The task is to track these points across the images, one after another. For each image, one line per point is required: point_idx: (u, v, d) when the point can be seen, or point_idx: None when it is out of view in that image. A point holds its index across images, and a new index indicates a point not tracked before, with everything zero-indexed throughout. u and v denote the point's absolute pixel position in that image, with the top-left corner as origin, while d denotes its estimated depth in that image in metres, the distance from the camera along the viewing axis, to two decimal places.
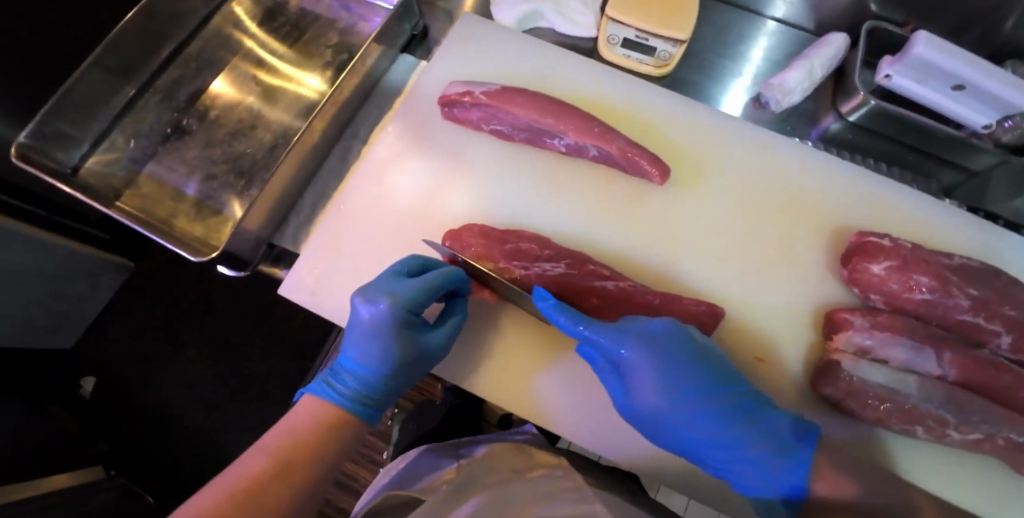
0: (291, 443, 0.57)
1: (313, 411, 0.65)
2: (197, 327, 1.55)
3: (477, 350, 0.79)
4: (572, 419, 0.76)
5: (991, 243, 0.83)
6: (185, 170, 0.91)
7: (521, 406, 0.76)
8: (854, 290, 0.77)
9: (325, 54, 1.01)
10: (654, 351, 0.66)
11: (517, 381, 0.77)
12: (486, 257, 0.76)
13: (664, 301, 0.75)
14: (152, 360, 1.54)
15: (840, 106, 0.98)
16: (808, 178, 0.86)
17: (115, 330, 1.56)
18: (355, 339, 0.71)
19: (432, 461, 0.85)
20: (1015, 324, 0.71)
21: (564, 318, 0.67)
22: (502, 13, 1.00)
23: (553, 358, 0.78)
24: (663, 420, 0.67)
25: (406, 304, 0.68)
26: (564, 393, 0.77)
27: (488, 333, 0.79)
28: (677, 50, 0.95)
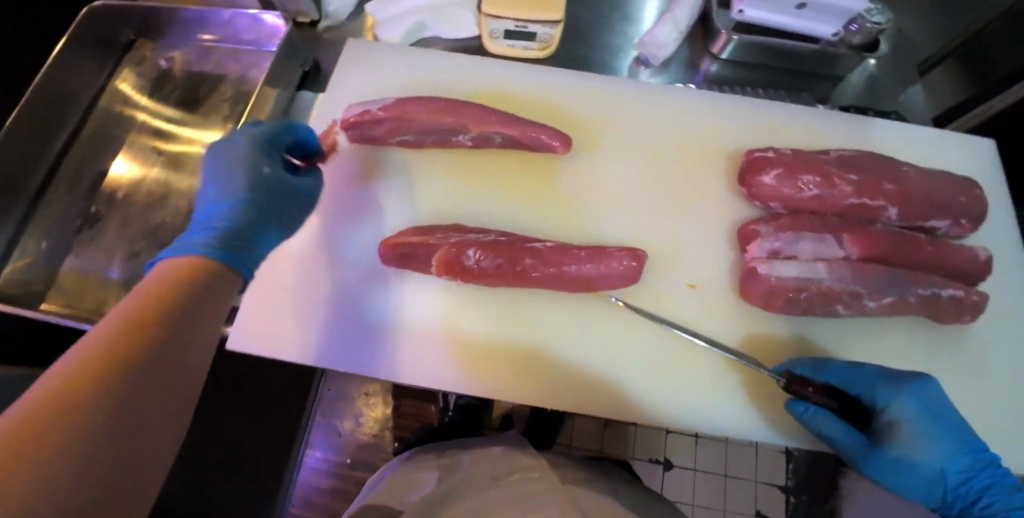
0: (135, 316, 0.42)
1: (162, 266, 0.51)
2: None
3: (438, 344, 0.79)
4: (540, 384, 0.78)
5: (865, 132, 0.92)
6: (107, 255, 0.90)
7: (492, 383, 0.77)
8: (756, 203, 0.85)
9: (223, 109, 1.02)
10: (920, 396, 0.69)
11: (480, 360, 0.79)
12: (415, 233, 0.80)
13: (590, 254, 0.78)
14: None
15: (711, 48, 1.07)
16: (695, 116, 0.94)
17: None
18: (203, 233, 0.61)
19: (410, 472, 0.86)
20: (895, 196, 0.80)
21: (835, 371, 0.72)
22: (385, 32, 1.04)
23: (508, 334, 0.80)
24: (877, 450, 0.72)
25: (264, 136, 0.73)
26: (527, 364, 0.78)
27: (442, 327, 0.80)
28: (555, 31, 1.01)
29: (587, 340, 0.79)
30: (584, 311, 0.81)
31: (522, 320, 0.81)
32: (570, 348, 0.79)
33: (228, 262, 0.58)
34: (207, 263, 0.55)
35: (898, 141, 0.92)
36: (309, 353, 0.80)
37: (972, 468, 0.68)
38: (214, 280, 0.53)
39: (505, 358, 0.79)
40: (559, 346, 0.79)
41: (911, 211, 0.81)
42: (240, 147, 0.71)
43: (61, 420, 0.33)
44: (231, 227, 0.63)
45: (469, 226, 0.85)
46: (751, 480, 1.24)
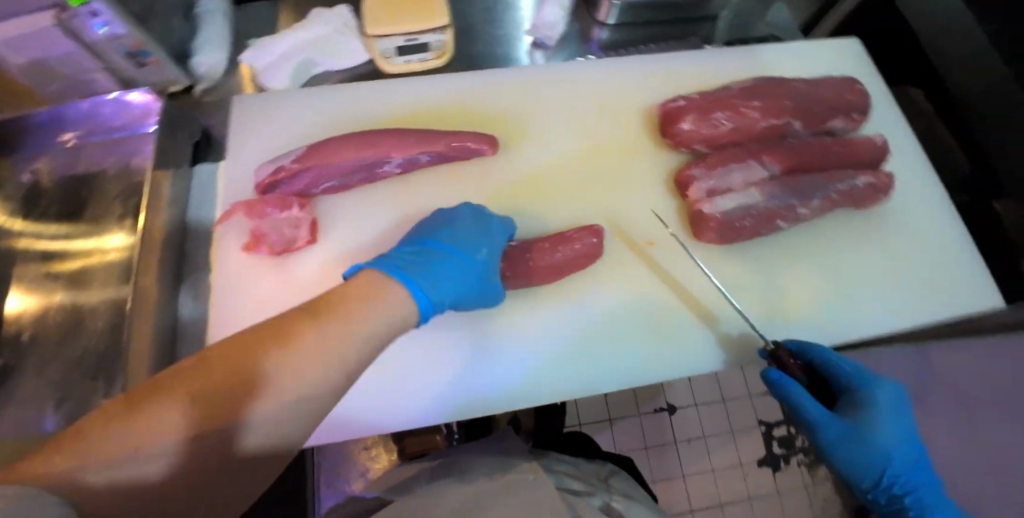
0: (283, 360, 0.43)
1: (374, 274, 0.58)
2: None
3: (429, 376, 0.76)
4: (541, 381, 0.77)
5: (753, 59, 0.99)
6: (31, 408, 0.79)
7: (492, 396, 0.76)
8: (682, 150, 0.89)
9: (115, 209, 0.92)
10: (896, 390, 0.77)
11: (474, 378, 0.76)
12: None
13: (554, 244, 0.79)
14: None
15: (598, 16, 1.11)
16: (603, 84, 0.96)
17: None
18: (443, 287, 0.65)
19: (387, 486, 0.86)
20: (795, 110, 0.87)
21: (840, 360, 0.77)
22: (272, 80, 0.98)
23: (494, 343, 0.78)
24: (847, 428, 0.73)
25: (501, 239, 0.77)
26: (523, 367, 0.77)
27: (427, 357, 0.77)
28: (447, 36, 0.99)
29: (594, 324, 0.80)
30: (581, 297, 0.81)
31: (504, 325, 0.79)
32: (577, 338, 0.79)
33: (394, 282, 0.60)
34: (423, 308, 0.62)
35: (783, 60, 1.00)
36: (329, 437, 0.73)
37: (907, 461, 0.75)
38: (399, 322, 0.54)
39: (498, 368, 0.77)
40: (567, 339, 0.79)
41: (813, 120, 0.89)
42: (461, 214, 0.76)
43: (178, 403, 0.39)
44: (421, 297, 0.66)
45: None
46: (747, 397, 1.33)
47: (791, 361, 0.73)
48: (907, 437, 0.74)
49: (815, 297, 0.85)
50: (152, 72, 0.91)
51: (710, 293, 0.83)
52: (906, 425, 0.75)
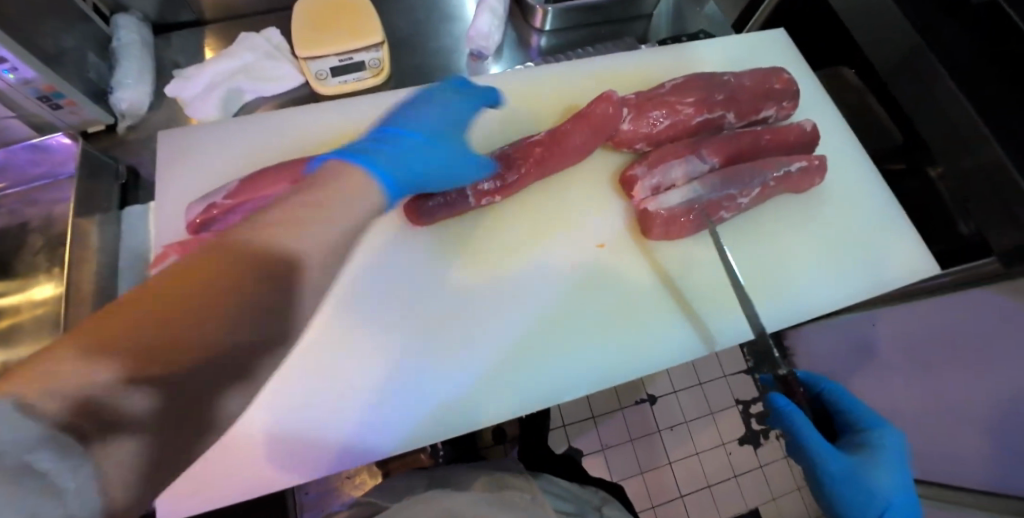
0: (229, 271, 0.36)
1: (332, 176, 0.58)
2: None
3: (403, 401, 0.74)
4: (517, 392, 0.76)
5: (685, 55, 1.02)
6: None
7: (470, 414, 0.75)
8: (625, 149, 0.90)
9: (41, 262, 0.86)
10: (900, 446, 0.75)
11: (450, 396, 0.75)
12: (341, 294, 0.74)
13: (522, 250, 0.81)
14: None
15: (534, 23, 1.11)
16: (542, 90, 0.97)
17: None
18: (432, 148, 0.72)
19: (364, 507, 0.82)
20: (727, 103, 0.90)
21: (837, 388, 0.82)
22: (201, 112, 0.94)
23: (467, 360, 0.77)
24: (841, 467, 0.71)
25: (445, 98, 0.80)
26: (497, 380, 0.76)
27: (398, 382, 0.75)
28: (382, 53, 0.98)
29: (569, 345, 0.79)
30: (554, 317, 0.80)
31: (473, 338, 0.78)
32: (550, 361, 0.78)
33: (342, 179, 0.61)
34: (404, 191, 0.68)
35: (712, 54, 1.03)
36: (298, 478, 0.71)
37: (898, 503, 0.70)
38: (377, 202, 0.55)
39: (473, 383, 0.76)
40: (541, 364, 0.78)
41: (745, 111, 0.91)
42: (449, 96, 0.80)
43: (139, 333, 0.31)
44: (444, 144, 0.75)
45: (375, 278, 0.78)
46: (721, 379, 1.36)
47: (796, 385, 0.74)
48: (902, 489, 0.71)
49: (764, 279, 0.87)
50: (69, 114, 0.86)
51: (663, 288, 0.84)
52: (905, 485, 0.72)
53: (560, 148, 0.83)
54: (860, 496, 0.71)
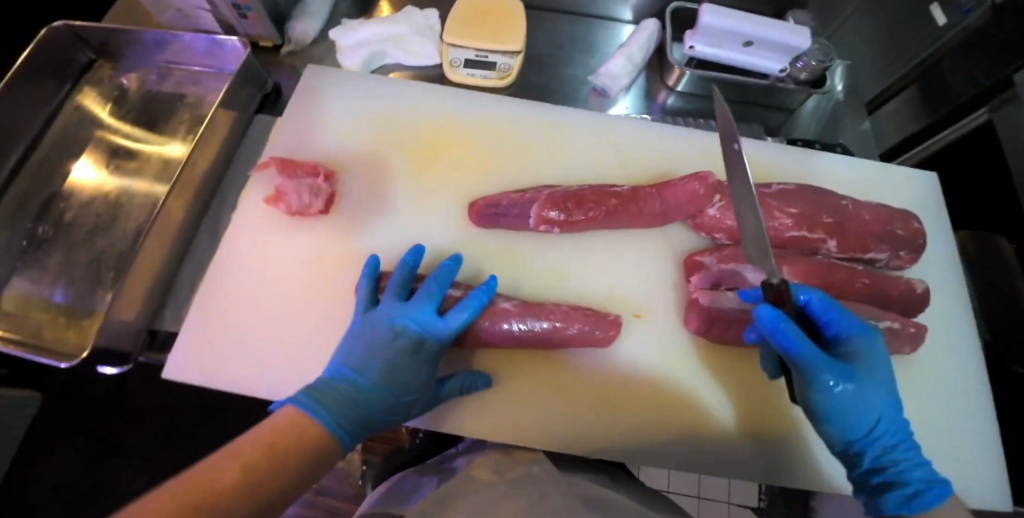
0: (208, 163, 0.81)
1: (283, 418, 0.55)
2: None
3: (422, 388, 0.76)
4: (526, 425, 0.76)
5: (811, 165, 0.95)
6: (49, 279, 0.88)
7: (482, 428, 0.75)
8: (702, 234, 0.86)
9: (180, 131, 1.02)
10: (881, 355, 0.67)
11: (465, 403, 0.76)
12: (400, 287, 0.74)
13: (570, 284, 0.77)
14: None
15: (667, 81, 1.10)
16: (647, 146, 0.96)
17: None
18: (343, 346, 0.70)
19: (416, 481, 0.83)
20: (833, 228, 0.82)
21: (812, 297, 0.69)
22: (347, 59, 1.05)
23: (498, 375, 0.78)
24: (833, 389, 0.63)
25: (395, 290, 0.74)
26: (507, 408, 0.76)
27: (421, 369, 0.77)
28: (515, 61, 1.05)
29: (540, 422, 0.76)
30: (536, 401, 0.77)
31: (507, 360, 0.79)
32: (520, 427, 0.75)
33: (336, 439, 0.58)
34: (293, 425, 0.54)
35: (842, 174, 0.95)
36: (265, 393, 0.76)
37: (886, 423, 0.64)
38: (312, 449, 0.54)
39: (491, 401, 0.76)
40: (521, 423, 0.76)
41: (851, 244, 0.83)
42: (402, 316, 0.70)
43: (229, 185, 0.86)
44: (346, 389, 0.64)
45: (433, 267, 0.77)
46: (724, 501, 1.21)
47: (787, 298, 0.62)
48: (889, 403, 0.64)
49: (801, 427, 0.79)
50: (250, 25, 1.01)
51: (683, 385, 0.79)
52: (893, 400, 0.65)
53: (637, 205, 0.82)
54: (857, 414, 0.63)
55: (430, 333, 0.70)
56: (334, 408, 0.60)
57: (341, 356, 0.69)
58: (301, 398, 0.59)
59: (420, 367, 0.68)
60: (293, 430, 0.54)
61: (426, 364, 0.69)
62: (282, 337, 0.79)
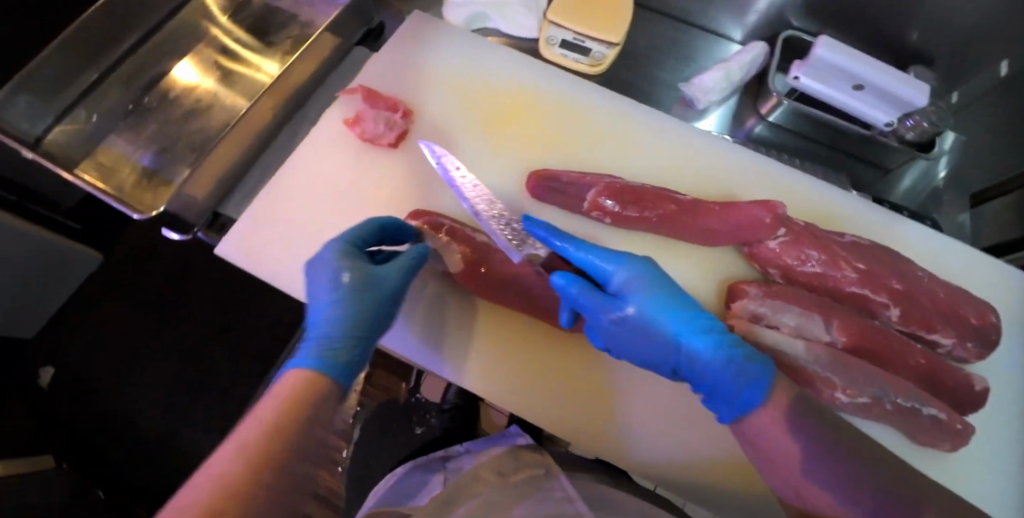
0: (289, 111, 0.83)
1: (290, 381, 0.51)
2: (180, 302, 1.70)
3: (446, 338, 0.81)
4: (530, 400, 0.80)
5: (892, 227, 0.89)
6: (141, 144, 0.99)
7: (495, 393, 0.80)
8: (754, 265, 0.82)
9: (285, 44, 1.09)
10: (644, 272, 0.69)
11: (484, 365, 0.81)
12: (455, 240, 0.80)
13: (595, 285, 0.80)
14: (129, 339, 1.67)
15: (761, 108, 1.05)
16: (721, 164, 0.92)
17: (92, 307, 1.70)
18: (330, 301, 0.65)
19: (419, 478, 0.98)
20: (900, 296, 0.77)
21: (558, 241, 0.74)
22: (451, 12, 1.07)
23: (521, 350, 0.82)
24: (644, 324, 0.68)
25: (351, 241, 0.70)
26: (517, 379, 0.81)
27: (448, 321, 0.82)
28: (610, 52, 1.04)
29: (534, 397, 0.80)
30: (547, 386, 0.81)
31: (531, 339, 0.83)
32: (511, 401, 0.80)
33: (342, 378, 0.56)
34: (311, 379, 0.52)
35: (924, 245, 0.88)
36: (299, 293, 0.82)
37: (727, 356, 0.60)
38: (329, 396, 0.52)
39: (507, 371, 0.81)
40: (534, 402, 0.80)
41: (914, 318, 0.77)
42: (390, 271, 0.68)
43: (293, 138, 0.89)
44: (350, 338, 0.61)
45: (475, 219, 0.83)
46: None
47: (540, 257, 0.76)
48: (705, 318, 0.65)
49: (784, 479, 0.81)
50: None
51: None
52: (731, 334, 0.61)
53: (694, 215, 0.79)
54: (695, 346, 0.63)
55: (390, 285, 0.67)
56: (342, 356, 0.58)
57: (332, 307, 0.64)
58: (305, 359, 0.56)
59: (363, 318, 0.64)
60: (292, 393, 0.49)
61: (365, 308, 0.64)
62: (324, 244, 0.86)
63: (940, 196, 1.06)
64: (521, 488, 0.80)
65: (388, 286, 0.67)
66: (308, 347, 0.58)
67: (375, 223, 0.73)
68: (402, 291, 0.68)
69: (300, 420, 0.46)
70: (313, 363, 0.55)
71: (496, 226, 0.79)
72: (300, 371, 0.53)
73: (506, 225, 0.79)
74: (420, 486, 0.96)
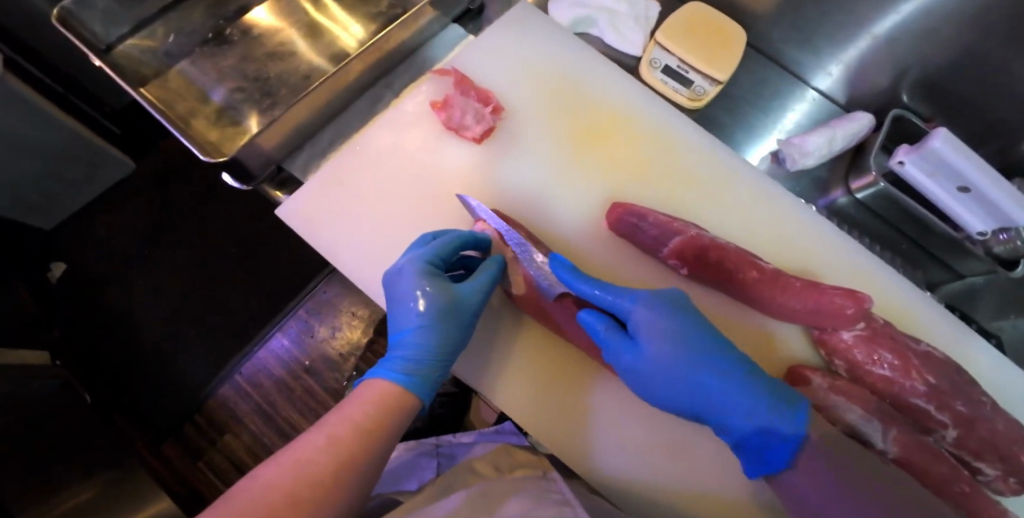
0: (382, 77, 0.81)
1: (379, 392, 0.62)
2: (198, 228, 1.66)
3: (495, 351, 0.84)
4: (561, 434, 0.82)
5: (962, 342, 0.86)
6: (216, 77, 0.96)
7: (528, 417, 0.82)
8: (820, 351, 0.80)
9: (379, 5, 1.03)
10: (659, 313, 0.71)
11: (523, 385, 0.82)
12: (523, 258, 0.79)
13: None
14: (146, 253, 1.64)
15: (850, 182, 1.01)
16: (802, 236, 0.89)
17: (115, 211, 1.67)
18: (410, 319, 0.71)
19: (412, 460, 0.89)
20: (963, 420, 0.74)
21: (577, 281, 0.73)
22: (557, 11, 1.03)
23: (558, 381, 0.83)
24: (673, 368, 0.69)
25: (435, 256, 0.74)
26: (553, 404, 0.82)
27: (501, 334, 0.85)
28: (713, 89, 0.99)
29: (566, 432, 0.82)
30: (579, 417, 0.83)
31: (575, 371, 0.84)
32: (548, 433, 0.81)
33: (422, 395, 0.66)
34: (403, 395, 0.63)
35: (987, 368, 0.86)
36: (349, 266, 0.83)
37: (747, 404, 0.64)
38: (412, 408, 0.63)
39: (545, 397, 0.83)
40: (565, 434, 0.82)
41: (968, 442, 0.75)
42: (467, 291, 0.73)
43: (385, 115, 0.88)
44: (428, 359, 0.69)
45: (537, 236, 0.84)
46: None
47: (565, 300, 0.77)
48: (724, 365, 0.68)
49: None
50: None
51: None
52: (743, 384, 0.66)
53: (774, 289, 0.76)
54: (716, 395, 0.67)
55: (467, 307, 0.73)
56: (426, 375, 0.68)
57: (411, 324, 0.71)
58: (392, 374, 0.66)
59: (439, 335, 0.71)
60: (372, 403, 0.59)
61: (439, 330, 0.71)
62: (383, 227, 0.85)
63: (978, 296, 0.99)
64: (515, 484, 0.73)
65: (463, 306, 0.73)
66: (395, 363, 0.68)
67: (456, 238, 0.76)
68: (474, 312, 0.74)
69: (376, 446, 0.54)
70: (400, 378, 0.65)
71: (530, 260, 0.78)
72: (388, 384, 0.63)
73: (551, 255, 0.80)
74: (411, 472, 0.87)
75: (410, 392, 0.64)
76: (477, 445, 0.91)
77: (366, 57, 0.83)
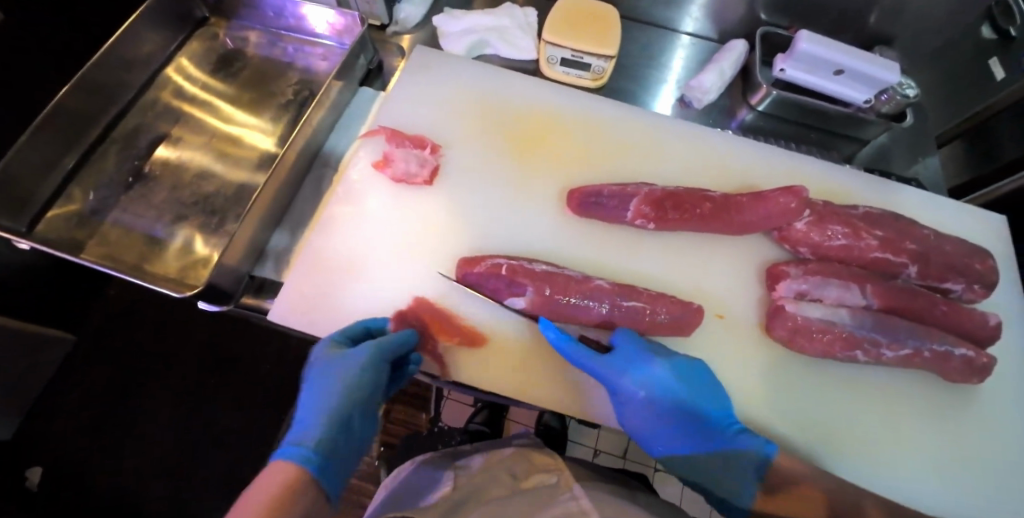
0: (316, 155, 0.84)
1: (273, 473, 0.62)
2: (170, 371, 1.58)
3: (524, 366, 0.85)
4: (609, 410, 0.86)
5: (889, 194, 0.99)
6: (154, 215, 0.95)
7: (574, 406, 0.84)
8: (785, 246, 0.90)
9: (286, 93, 1.10)
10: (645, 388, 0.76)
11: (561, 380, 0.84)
12: (525, 279, 0.82)
13: (649, 302, 0.82)
14: (124, 418, 1.53)
15: (750, 99, 1.13)
16: (737, 158, 1.00)
17: (74, 391, 1.55)
18: (308, 396, 0.74)
19: (432, 475, 1.00)
20: (917, 255, 0.85)
21: (572, 351, 0.77)
22: (449, 45, 1.10)
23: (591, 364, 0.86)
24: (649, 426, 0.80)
25: (341, 336, 0.80)
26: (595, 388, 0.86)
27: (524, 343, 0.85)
28: (609, 65, 1.08)
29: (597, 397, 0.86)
30: None
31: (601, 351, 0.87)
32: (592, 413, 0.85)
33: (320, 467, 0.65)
34: (297, 474, 0.63)
35: (917, 206, 0.99)
36: None
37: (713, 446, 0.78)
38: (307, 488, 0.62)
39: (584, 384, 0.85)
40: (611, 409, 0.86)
41: (930, 271, 0.86)
42: (357, 352, 0.75)
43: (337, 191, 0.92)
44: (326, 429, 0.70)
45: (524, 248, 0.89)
46: None
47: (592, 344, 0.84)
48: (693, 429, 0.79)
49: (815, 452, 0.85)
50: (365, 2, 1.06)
51: (757, 377, 0.83)
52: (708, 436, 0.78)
53: (730, 210, 0.85)
54: (672, 439, 0.81)
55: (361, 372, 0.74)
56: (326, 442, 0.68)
57: (308, 401, 0.74)
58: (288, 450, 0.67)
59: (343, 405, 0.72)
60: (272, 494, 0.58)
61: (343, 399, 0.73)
62: (376, 292, 0.86)
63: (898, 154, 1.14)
64: (536, 494, 0.87)
65: (360, 371, 0.74)
66: (293, 440, 0.69)
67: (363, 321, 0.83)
68: (362, 371, 0.73)
69: None
70: (288, 454, 0.66)
71: (519, 276, 0.82)
72: (285, 462, 0.64)
73: (535, 262, 0.85)
74: (432, 483, 0.97)
75: (303, 467, 0.64)
76: (489, 454, 1.04)
77: (297, 143, 0.87)
